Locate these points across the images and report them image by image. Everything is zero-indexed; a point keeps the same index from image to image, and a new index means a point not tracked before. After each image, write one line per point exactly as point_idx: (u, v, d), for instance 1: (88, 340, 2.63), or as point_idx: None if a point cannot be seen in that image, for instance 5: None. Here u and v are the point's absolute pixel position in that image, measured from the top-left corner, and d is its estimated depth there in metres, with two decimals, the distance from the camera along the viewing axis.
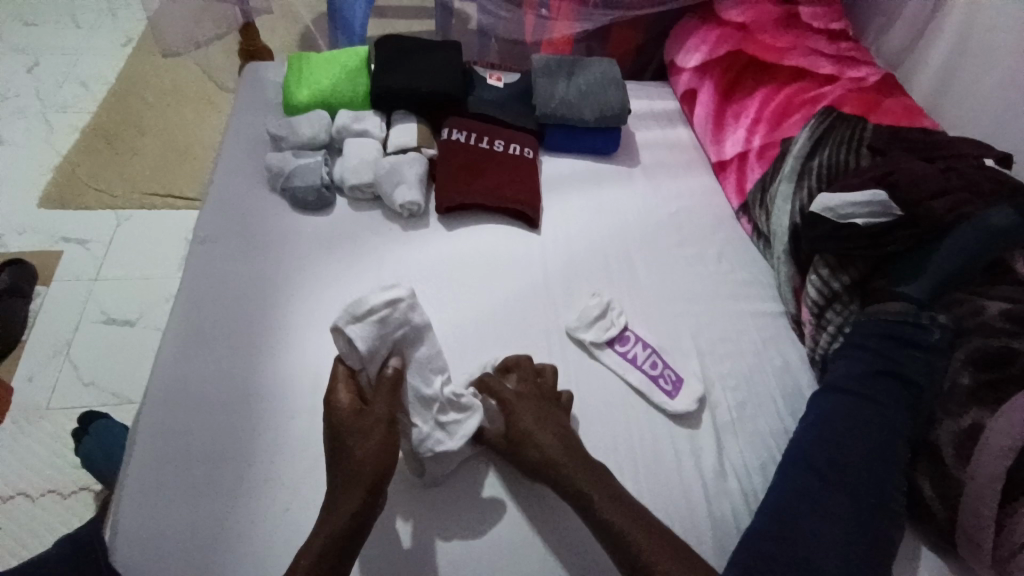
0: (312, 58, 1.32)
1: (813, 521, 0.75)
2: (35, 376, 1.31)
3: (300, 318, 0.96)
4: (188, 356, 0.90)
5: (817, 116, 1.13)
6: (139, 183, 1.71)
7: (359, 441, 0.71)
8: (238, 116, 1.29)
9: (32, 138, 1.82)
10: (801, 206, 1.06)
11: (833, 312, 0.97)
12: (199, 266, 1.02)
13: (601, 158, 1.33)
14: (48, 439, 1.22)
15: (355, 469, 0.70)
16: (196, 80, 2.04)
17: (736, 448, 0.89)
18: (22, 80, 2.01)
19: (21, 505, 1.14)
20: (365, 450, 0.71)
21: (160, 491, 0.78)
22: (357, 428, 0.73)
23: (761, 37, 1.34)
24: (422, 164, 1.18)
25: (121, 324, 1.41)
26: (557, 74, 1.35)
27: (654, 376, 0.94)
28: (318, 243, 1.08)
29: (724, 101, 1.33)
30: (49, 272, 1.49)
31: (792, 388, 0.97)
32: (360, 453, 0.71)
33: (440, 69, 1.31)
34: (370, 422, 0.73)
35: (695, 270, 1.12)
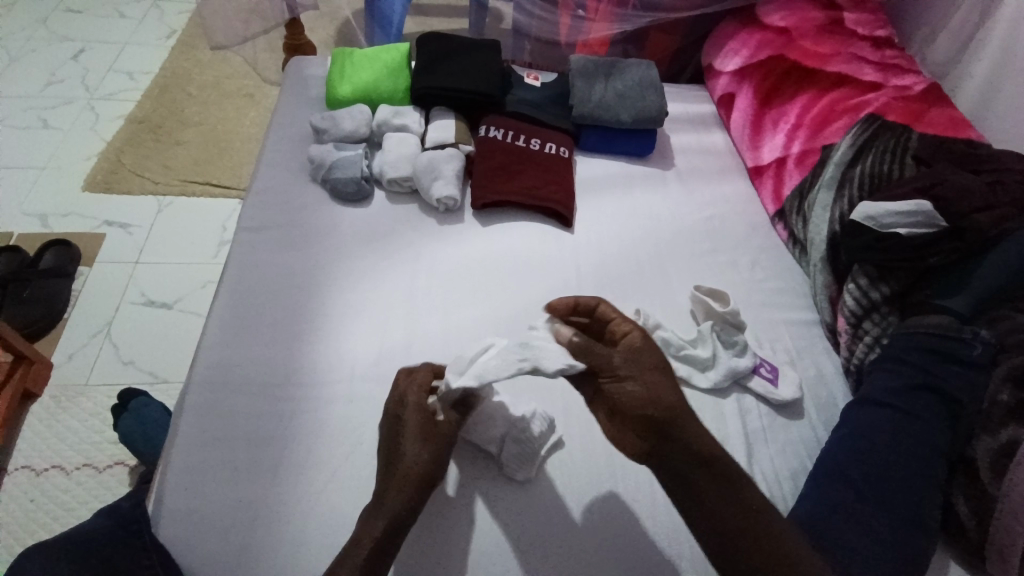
0: (354, 54, 1.35)
1: (842, 531, 0.74)
2: (77, 354, 1.36)
3: (338, 306, 0.99)
4: (232, 340, 0.93)
5: (860, 123, 1.11)
6: (181, 172, 1.76)
7: (409, 446, 0.75)
8: (281, 109, 1.33)
9: (78, 124, 1.88)
10: (840, 214, 1.04)
11: (870, 323, 0.95)
12: (246, 252, 1.05)
13: (636, 160, 1.33)
14: (87, 415, 1.27)
15: (411, 461, 0.74)
16: (236, 74, 2.09)
17: (767, 456, 0.88)
18: (72, 68, 2.08)
19: (59, 478, 1.19)
20: (415, 458, 0.74)
21: (202, 468, 0.81)
22: (418, 431, 0.76)
23: (803, 43, 1.32)
24: (460, 161, 1.20)
25: (159, 307, 1.46)
26: (594, 74, 1.35)
27: (757, 366, 0.96)
28: (359, 234, 1.10)
29: (763, 105, 1.32)
30: (92, 253, 1.54)
31: (826, 398, 0.96)
32: (408, 458, 0.74)
33: (479, 67, 1.32)
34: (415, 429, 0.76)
35: (727, 277, 1.11)
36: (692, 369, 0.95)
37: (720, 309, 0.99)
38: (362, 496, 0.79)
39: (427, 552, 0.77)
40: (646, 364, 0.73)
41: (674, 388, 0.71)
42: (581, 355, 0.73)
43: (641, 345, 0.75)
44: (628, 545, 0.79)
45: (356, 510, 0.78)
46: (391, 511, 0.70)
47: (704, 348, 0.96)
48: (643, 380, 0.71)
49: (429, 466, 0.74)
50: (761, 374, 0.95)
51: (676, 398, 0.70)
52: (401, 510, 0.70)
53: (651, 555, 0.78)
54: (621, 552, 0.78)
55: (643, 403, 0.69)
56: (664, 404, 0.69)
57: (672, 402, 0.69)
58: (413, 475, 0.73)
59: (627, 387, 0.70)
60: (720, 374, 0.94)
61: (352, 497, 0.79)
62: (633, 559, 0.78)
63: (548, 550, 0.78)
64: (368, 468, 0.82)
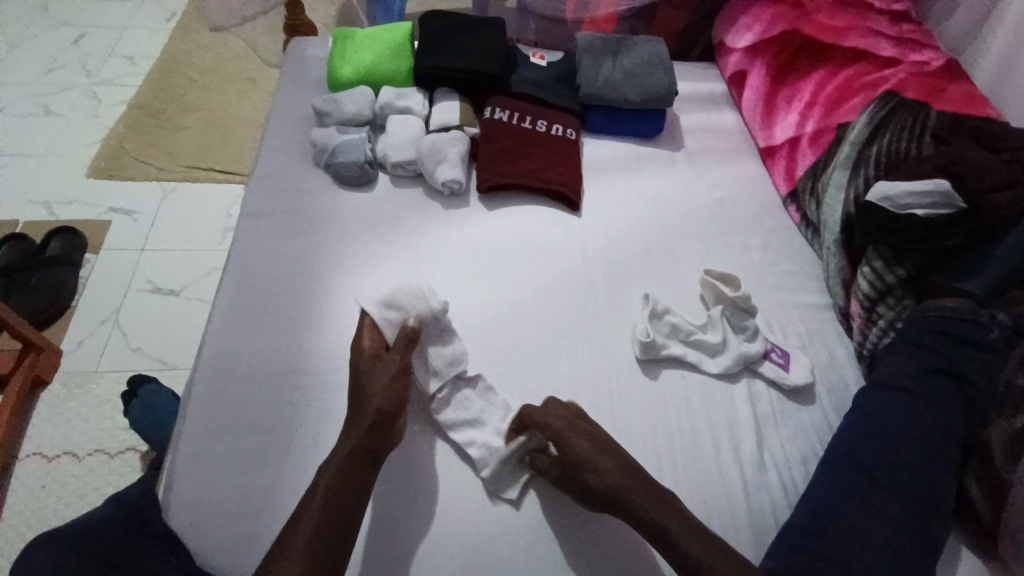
0: (354, 34, 1.32)
1: (855, 517, 0.73)
2: (85, 341, 1.36)
3: (343, 291, 0.98)
4: (239, 328, 0.93)
5: (877, 101, 1.08)
6: (183, 157, 1.74)
7: (370, 378, 0.80)
8: (282, 92, 1.31)
9: (80, 111, 1.87)
10: (855, 195, 1.02)
11: (884, 307, 0.93)
12: (251, 238, 1.04)
13: (644, 142, 1.30)
14: (98, 402, 1.28)
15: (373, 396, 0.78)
16: (236, 57, 2.05)
17: (777, 442, 0.87)
18: (72, 53, 2.06)
19: (72, 463, 1.20)
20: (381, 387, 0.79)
21: (212, 456, 0.81)
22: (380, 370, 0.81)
23: (819, 17, 1.28)
24: (464, 144, 1.17)
25: (165, 294, 1.45)
26: (601, 52, 1.31)
27: (768, 351, 0.94)
28: (365, 218, 1.09)
29: (776, 83, 1.28)
30: (98, 240, 1.54)
31: (837, 384, 0.94)
32: (372, 390, 0.79)
33: (484, 46, 1.29)
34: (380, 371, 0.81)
35: (738, 260, 1.09)
36: (701, 354, 0.94)
37: (730, 294, 0.97)
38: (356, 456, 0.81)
39: (428, 544, 0.76)
40: (577, 453, 0.74)
41: (613, 462, 0.73)
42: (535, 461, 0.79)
43: (563, 429, 0.77)
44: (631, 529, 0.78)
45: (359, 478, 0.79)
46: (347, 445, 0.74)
47: (714, 333, 0.95)
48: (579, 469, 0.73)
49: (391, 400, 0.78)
50: (772, 359, 0.94)
51: (617, 474, 0.72)
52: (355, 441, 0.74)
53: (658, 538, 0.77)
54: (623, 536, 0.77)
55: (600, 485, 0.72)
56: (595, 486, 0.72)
57: (605, 464, 0.73)
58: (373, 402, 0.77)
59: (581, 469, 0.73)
60: (730, 360, 0.92)
61: None
62: (622, 544, 0.77)
63: (551, 536, 0.77)
64: None
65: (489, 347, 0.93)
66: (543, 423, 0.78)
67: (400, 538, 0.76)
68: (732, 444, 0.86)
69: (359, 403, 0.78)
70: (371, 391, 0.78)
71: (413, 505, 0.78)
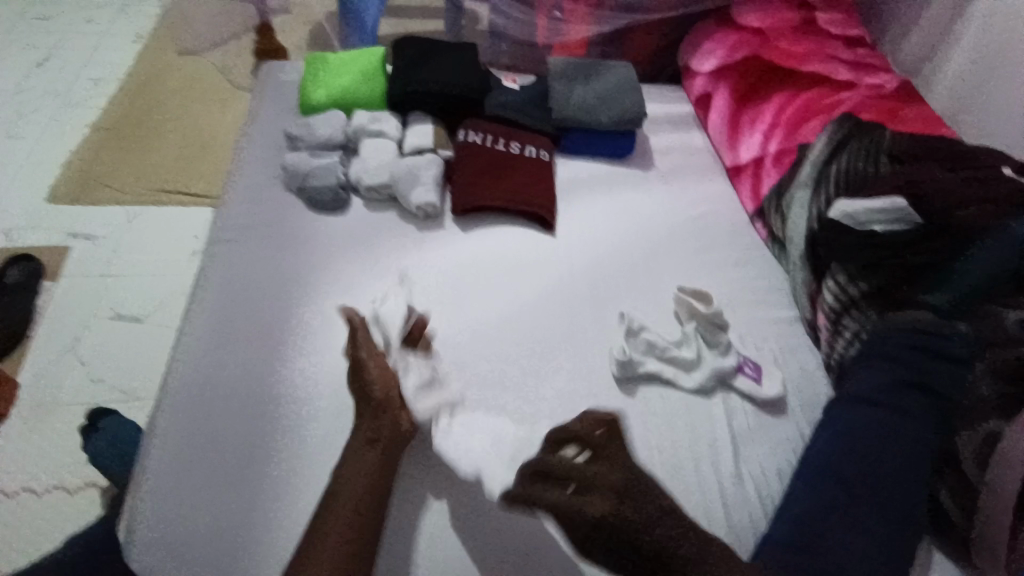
0: (328, 58, 1.32)
1: (835, 529, 0.74)
2: (45, 372, 1.30)
3: (323, 315, 0.97)
4: (210, 357, 0.90)
5: (835, 122, 1.13)
6: (152, 181, 1.71)
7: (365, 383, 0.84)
8: (256, 114, 1.30)
9: (43, 133, 1.81)
10: (818, 212, 1.05)
11: (850, 319, 0.96)
12: (222, 262, 1.02)
13: (617, 162, 1.33)
14: (58, 436, 1.22)
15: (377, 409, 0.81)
16: (208, 79, 2.04)
17: (753, 456, 0.88)
18: (34, 75, 2.00)
19: (28, 502, 1.14)
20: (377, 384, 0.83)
21: (181, 493, 0.78)
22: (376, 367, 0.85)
23: (781, 44, 1.35)
24: (439, 166, 1.18)
25: (133, 321, 1.41)
26: (574, 76, 1.35)
27: (741, 365, 0.96)
28: (339, 242, 1.08)
29: (740, 105, 1.32)
30: (60, 266, 1.49)
31: (810, 396, 0.97)
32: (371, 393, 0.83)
33: (458, 69, 1.31)
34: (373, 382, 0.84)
35: (711, 276, 1.12)
36: (677, 370, 0.95)
37: (703, 310, 0.99)
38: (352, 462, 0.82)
39: (411, 573, 0.74)
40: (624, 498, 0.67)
41: (657, 499, 0.68)
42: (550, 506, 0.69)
43: (622, 477, 0.69)
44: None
45: None
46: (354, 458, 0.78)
47: (689, 349, 0.96)
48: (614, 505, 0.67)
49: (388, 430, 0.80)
50: (746, 373, 0.95)
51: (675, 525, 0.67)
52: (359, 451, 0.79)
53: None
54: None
55: (644, 545, 0.66)
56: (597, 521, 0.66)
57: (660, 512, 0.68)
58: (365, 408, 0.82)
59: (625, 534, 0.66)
60: (705, 375, 0.94)
61: None
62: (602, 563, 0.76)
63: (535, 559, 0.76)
64: None
65: (467, 368, 0.93)
66: (595, 477, 0.69)
67: (379, 570, 0.74)
68: (712, 459, 0.87)
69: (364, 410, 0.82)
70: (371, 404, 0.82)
71: (395, 534, 0.77)
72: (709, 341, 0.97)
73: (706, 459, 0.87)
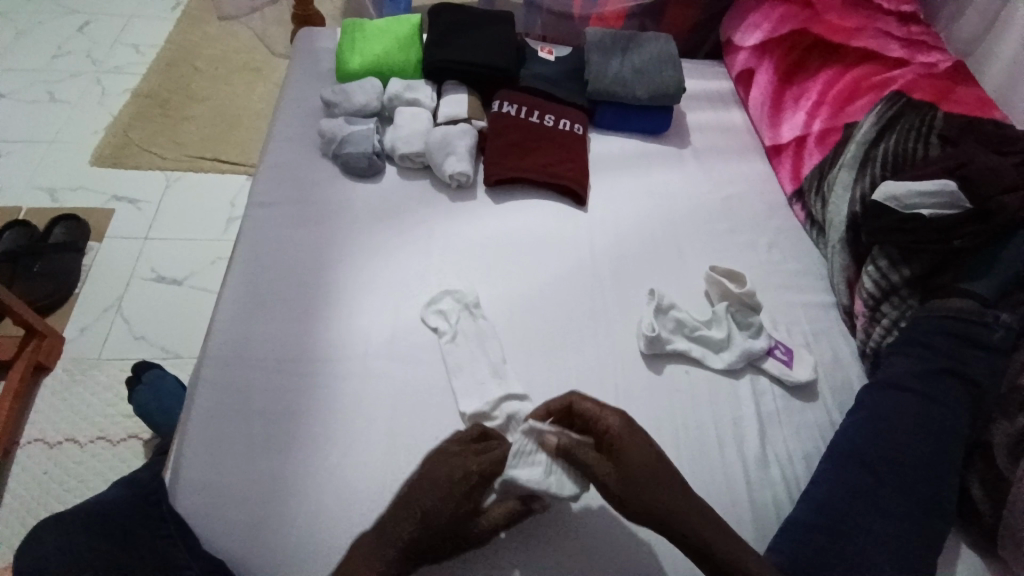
0: (365, 26, 1.32)
1: (861, 515, 0.74)
2: (88, 328, 1.36)
3: (356, 277, 0.99)
4: (247, 315, 0.93)
5: (884, 101, 1.08)
6: (189, 147, 1.74)
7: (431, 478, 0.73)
8: (293, 82, 1.31)
9: (85, 98, 1.86)
10: (862, 195, 1.02)
11: (888, 307, 0.94)
12: (261, 225, 1.04)
13: (652, 138, 1.30)
14: (101, 388, 1.28)
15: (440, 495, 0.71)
16: (242, 48, 2.05)
17: (780, 438, 0.88)
18: (76, 40, 2.05)
19: (72, 450, 1.20)
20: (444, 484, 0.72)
21: (217, 441, 0.82)
22: (447, 465, 0.74)
23: (828, 17, 1.27)
24: (473, 137, 1.17)
25: (171, 283, 1.46)
26: (611, 48, 1.32)
27: (772, 349, 0.95)
28: (374, 208, 1.09)
29: (784, 82, 1.28)
30: (103, 228, 1.54)
31: (841, 381, 0.95)
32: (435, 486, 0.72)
33: (494, 39, 1.29)
34: (429, 496, 0.71)
35: (744, 257, 1.10)
36: (706, 350, 0.95)
37: (737, 291, 0.98)
38: (376, 425, 0.84)
39: None
40: (628, 453, 0.71)
41: (648, 449, 0.72)
42: (568, 461, 0.73)
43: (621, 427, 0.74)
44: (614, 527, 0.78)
45: (367, 457, 0.81)
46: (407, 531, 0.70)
47: (719, 329, 0.95)
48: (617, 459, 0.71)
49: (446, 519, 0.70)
50: (777, 356, 0.94)
51: (672, 496, 0.69)
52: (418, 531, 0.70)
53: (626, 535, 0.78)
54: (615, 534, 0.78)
55: (633, 488, 0.69)
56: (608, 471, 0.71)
57: (652, 463, 0.71)
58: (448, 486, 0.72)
59: (616, 484, 0.70)
60: (735, 356, 0.93)
61: (370, 461, 0.81)
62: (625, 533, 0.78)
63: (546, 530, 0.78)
64: (387, 431, 0.84)
65: (502, 337, 0.94)
66: (597, 425, 0.75)
67: None
68: (737, 441, 0.87)
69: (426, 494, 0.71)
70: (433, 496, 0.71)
71: None
72: (741, 323, 0.96)
73: (730, 441, 0.87)
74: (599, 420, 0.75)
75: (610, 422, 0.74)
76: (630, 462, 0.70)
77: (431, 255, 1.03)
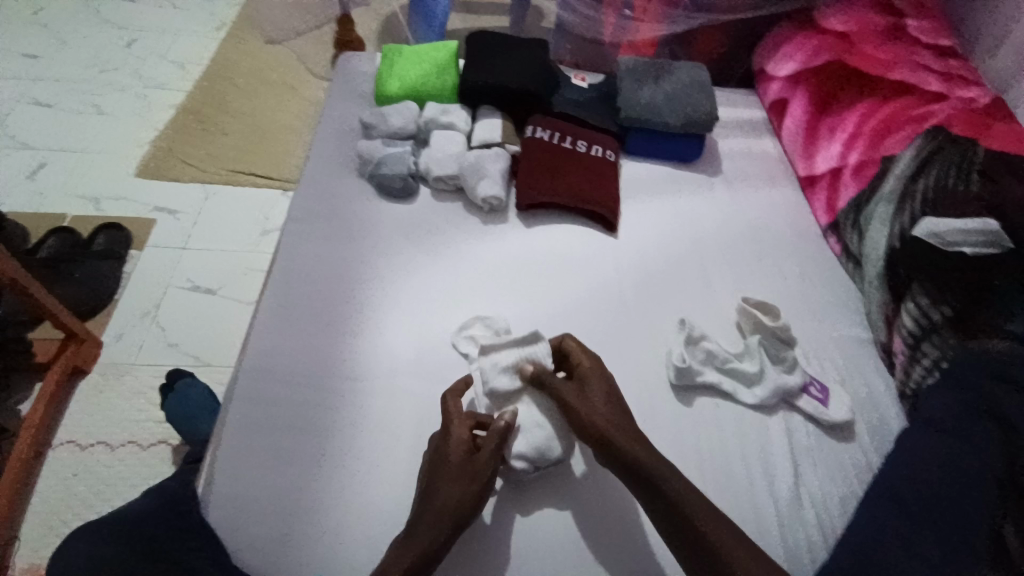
0: (403, 51, 1.35)
1: (899, 560, 0.71)
2: (124, 334, 1.40)
3: (387, 296, 1.00)
4: (282, 329, 0.95)
5: (924, 135, 1.05)
6: (227, 161, 1.80)
7: (440, 480, 0.75)
8: (331, 102, 1.35)
9: (132, 112, 1.94)
10: (901, 230, 0.99)
11: (929, 345, 0.90)
12: (299, 240, 1.07)
13: (682, 165, 1.31)
14: (133, 394, 1.32)
15: (449, 503, 0.72)
16: (282, 67, 2.13)
17: (813, 477, 0.85)
18: (125, 56, 2.15)
19: (102, 453, 1.23)
20: (456, 485, 0.74)
21: (250, 455, 0.83)
22: (456, 453, 0.77)
23: (863, 49, 1.25)
24: (505, 160, 1.19)
25: (204, 292, 1.50)
26: (644, 75, 1.33)
27: (807, 385, 0.93)
28: (407, 229, 1.11)
29: (819, 113, 1.27)
30: (143, 237, 1.59)
31: (877, 421, 0.92)
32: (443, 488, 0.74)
33: (529, 65, 1.31)
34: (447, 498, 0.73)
35: (775, 287, 1.08)
36: (737, 383, 0.93)
37: (769, 323, 0.96)
38: (405, 447, 0.84)
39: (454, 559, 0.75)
40: (592, 387, 0.84)
41: (614, 393, 0.83)
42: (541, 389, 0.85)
43: (594, 367, 0.87)
44: (617, 526, 0.79)
45: (392, 478, 0.81)
46: (429, 536, 0.70)
47: (751, 362, 0.94)
48: (584, 391, 0.83)
49: (469, 507, 0.73)
50: (811, 392, 0.92)
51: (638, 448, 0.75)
52: (439, 534, 0.70)
53: (639, 551, 0.77)
54: (629, 538, 0.78)
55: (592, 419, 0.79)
56: (602, 417, 0.79)
57: (612, 402, 0.82)
58: (460, 479, 0.74)
59: (575, 401, 0.81)
60: (766, 390, 0.91)
61: (396, 483, 0.81)
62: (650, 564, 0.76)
63: (559, 542, 0.77)
64: (414, 452, 0.84)
65: None
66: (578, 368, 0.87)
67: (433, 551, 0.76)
68: (769, 478, 0.84)
69: (445, 496, 0.73)
70: (446, 497, 0.73)
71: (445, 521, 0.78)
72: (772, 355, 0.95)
73: (761, 478, 0.84)
74: (577, 362, 0.88)
75: (586, 366, 0.86)
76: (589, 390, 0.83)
77: (468, 275, 1.05)
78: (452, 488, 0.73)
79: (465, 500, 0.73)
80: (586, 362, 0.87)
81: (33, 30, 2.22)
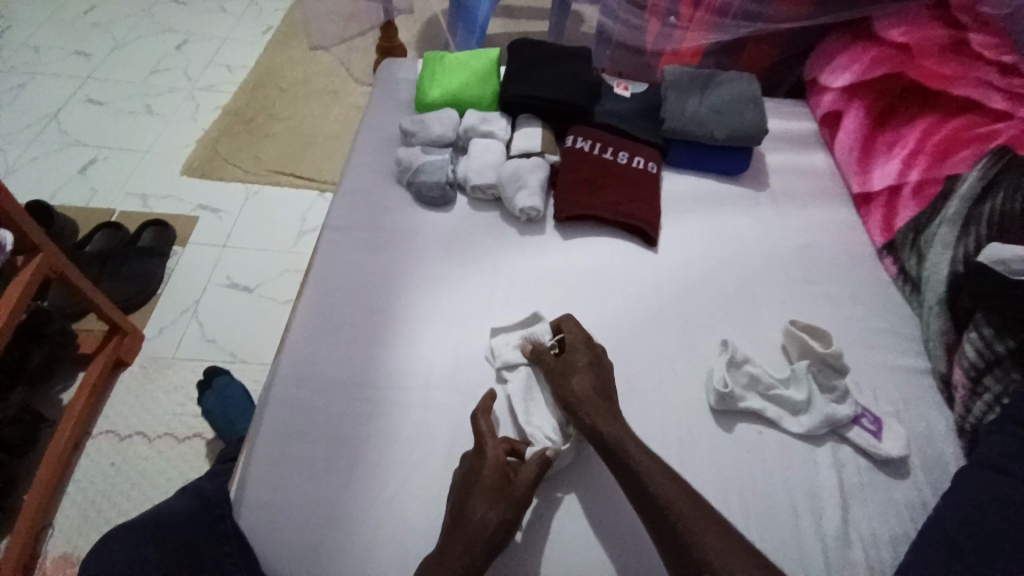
0: (445, 58, 1.35)
1: None
2: (165, 328, 1.44)
3: (423, 306, 1.00)
4: (318, 336, 0.95)
5: (990, 155, 0.99)
6: (268, 163, 1.84)
7: (472, 498, 0.73)
8: (373, 108, 1.36)
9: (180, 112, 2.01)
10: (965, 255, 0.94)
11: (992, 379, 0.84)
12: (338, 246, 1.08)
13: (726, 179, 1.27)
14: (171, 388, 1.35)
15: (480, 526, 0.71)
16: (325, 71, 2.17)
17: (863, 514, 0.81)
18: (177, 58, 2.22)
19: (140, 445, 1.26)
20: (488, 505, 0.72)
21: (283, 462, 0.83)
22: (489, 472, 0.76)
23: (924, 63, 1.18)
24: (544, 171, 1.17)
25: (243, 291, 1.52)
26: (689, 86, 1.29)
27: (858, 416, 0.88)
28: (444, 238, 1.10)
29: (876, 127, 1.21)
30: (186, 234, 1.64)
31: (933, 457, 0.86)
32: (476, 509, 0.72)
33: (572, 75, 1.29)
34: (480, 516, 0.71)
35: (823, 308, 1.03)
36: (783, 410, 0.89)
37: (819, 348, 0.91)
38: (436, 461, 0.83)
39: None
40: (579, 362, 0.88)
41: (602, 373, 0.87)
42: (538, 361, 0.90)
43: (587, 343, 0.90)
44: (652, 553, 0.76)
45: (422, 492, 0.80)
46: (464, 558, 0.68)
47: (798, 389, 0.89)
48: (569, 366, 0.87)
49: (502, 530, 0.71)
50: (862, 424, 0.87)
51: (677, 492, 0.71)
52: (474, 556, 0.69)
53: None
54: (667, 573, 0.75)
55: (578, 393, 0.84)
56: (577, 389, 0.84)
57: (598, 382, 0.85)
58: (491, 499, 0.73)
59: (560, 374, 0.86)
60: (815, 420, 0.86)
61: (426, 498, 0.80)
62: None
63: (589, 570, 0.75)
64: (445, 467, 0.82)
65: None
66: (571, 344, 0.90)
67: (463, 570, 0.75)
68: (814, 512, 0.80)
69: (477, 516, 0.71)
70: (479, 517, 0.71)
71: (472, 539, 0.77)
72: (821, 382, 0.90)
73: (806, 511, 0.80)
74: (571, 337, 0.91)
75: (580, 344, 0.90)
76: (576, 365, 0.87)
77: (504, 287, 1.03)
78: (484, 508, 0.72)
79: (499, 523, 0.71)
80: (580, 337, 0.91)
81: (93, 31, 2.32)
